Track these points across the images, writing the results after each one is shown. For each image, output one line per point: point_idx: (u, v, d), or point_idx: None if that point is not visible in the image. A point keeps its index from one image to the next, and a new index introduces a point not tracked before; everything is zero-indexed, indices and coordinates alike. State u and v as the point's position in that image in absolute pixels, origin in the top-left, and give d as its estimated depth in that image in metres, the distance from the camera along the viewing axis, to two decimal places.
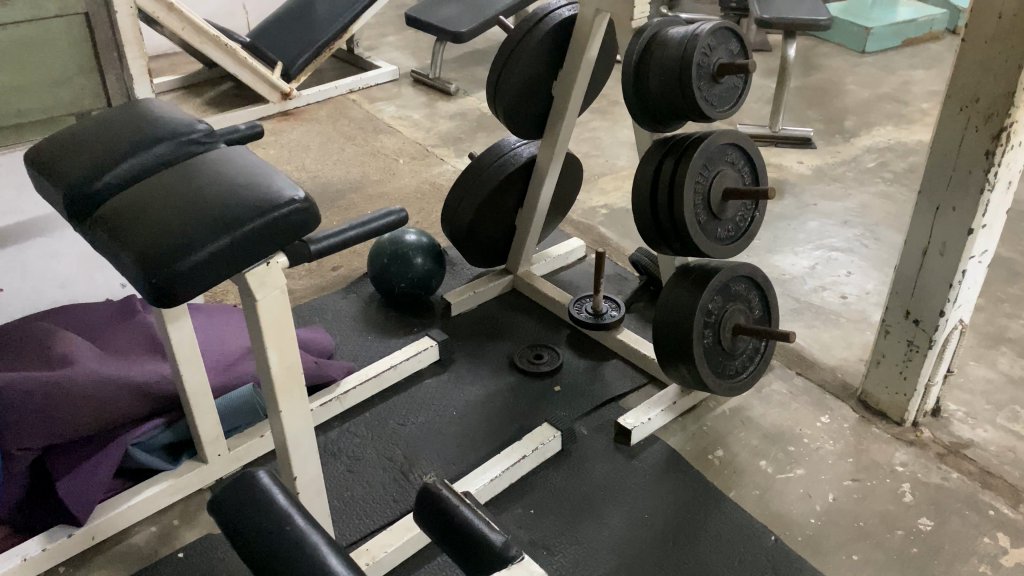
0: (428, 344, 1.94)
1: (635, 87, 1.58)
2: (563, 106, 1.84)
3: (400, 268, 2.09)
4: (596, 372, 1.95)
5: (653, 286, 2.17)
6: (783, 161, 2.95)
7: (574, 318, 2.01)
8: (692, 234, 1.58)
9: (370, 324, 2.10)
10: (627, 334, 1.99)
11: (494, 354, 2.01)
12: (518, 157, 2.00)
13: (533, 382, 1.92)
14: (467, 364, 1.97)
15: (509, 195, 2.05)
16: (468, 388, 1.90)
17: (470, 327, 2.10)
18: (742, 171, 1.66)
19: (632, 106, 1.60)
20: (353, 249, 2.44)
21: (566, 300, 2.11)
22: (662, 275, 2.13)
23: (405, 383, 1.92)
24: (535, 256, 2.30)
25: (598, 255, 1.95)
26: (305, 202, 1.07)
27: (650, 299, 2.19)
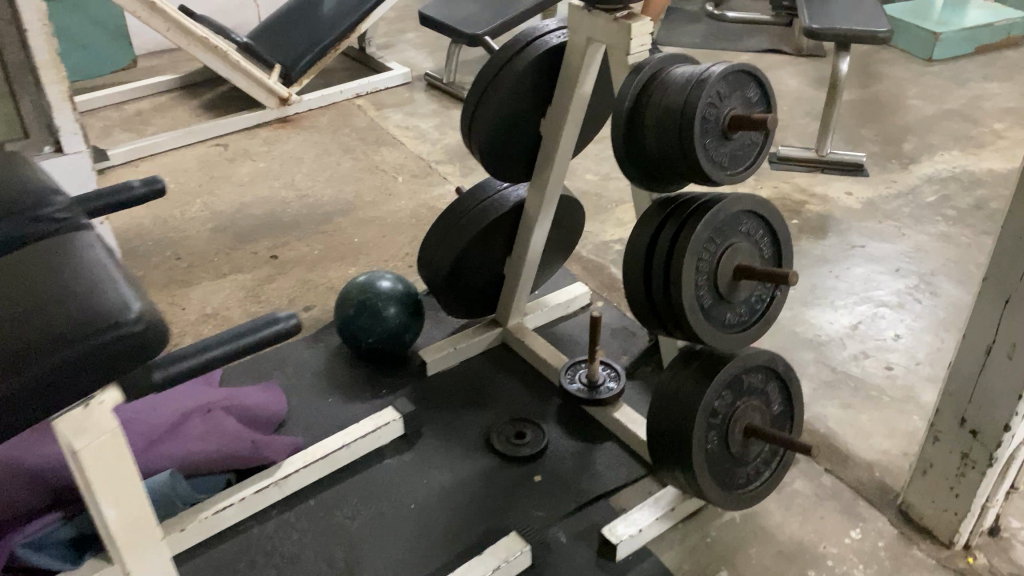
0: (391, 418, 1.67)
1: (627, 138, 1.28)
2: (553, 147, 1.55)
3: (368, 322, 1.83)
4: (586, 457, 1.65)
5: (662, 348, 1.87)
6: (828, 191, 2.60)
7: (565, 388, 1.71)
8: (694, 324, 1.28)
9: (334, 383, 1.85)
10: (625, 412, 1.70)
11: (470, 428, 1.72)
12: (504, 202, 1.71)
13: (510, 469, 1.63)
14: (436, 441, 1.70)
15: (494, 244, 1.76)
16: (432, 474, 1.62)
17: (446, 390, 1.82)
18: (762, 243, 1.34)
19: (622, 160, 1.30)
20: (331, 286, 2.19)
21: (560, 363, 1.82)
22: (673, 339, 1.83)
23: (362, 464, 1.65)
24: (531, 305, 2.01)
25: (593, 319, 1.65)
26: (150, 320, 0.83)
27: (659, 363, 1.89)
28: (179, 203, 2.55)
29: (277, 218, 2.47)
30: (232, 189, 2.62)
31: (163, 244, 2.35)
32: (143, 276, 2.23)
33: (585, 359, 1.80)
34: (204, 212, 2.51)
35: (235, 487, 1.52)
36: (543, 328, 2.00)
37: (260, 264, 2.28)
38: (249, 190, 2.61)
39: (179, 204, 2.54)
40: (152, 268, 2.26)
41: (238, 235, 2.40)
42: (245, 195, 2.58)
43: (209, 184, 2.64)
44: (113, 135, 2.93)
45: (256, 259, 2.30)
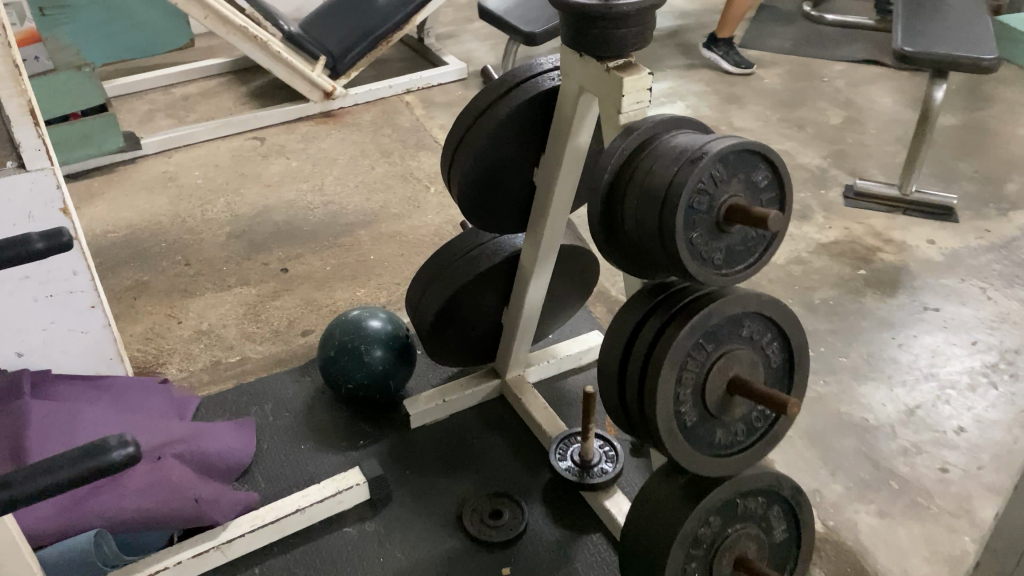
0: (356, 481, 1.51)
1: (605, 212, 1.06)
2: (546, 202, 1.34)
3: (351, 364, 1.67)
4: (564, 551, 1.45)
5: None
6: (907, 238, 2.28)
7: (553, 467, 1.52)
8: (669, 444, 1.06)
9: (311, 427, 1.70)
10: (617, 500, 1.49)
11: (444, 498, 1.55)
12: (499, 251, 1.52)
13: (477, 554, 1.45)
14: (404, 511, 1.53)
15: (487, 295, 1.57)
16: (391, 550, 1.46)
17: (426, 449, 1.65)
18: (768, 350, 1.11)
19: (598, 238, 1.09)
20: (334, 309, 2.04)
21: (554, 432, 1.62)
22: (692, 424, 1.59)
23: (319, 531, 1.50)
24: (537, 355, 1.81)
25: (586, 396, 1.44)
26: None
27: None
28: (202, 201, 2.45)
29: (297, 226, 2.34)
30: (258, 189, 2.50)
31: (176, 248, 2.26)
32: (148, 281, 2.14)
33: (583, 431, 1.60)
34: (225, 213, 2.40)
35: (173, 548, 1.39)
36: (549, 383, 1.80)
37: (268, 278, 2.15)
38: (275, 192, 2.49)
39: (201, 203, 2.44)
40: (159, 274, 2.17)
41: (252, 243, 2.28)
42: (270, 198, 2.46)
43: (236, 182, 2.53)
44: (155, 121, 2.87)
45: (264, 272, 2.17)
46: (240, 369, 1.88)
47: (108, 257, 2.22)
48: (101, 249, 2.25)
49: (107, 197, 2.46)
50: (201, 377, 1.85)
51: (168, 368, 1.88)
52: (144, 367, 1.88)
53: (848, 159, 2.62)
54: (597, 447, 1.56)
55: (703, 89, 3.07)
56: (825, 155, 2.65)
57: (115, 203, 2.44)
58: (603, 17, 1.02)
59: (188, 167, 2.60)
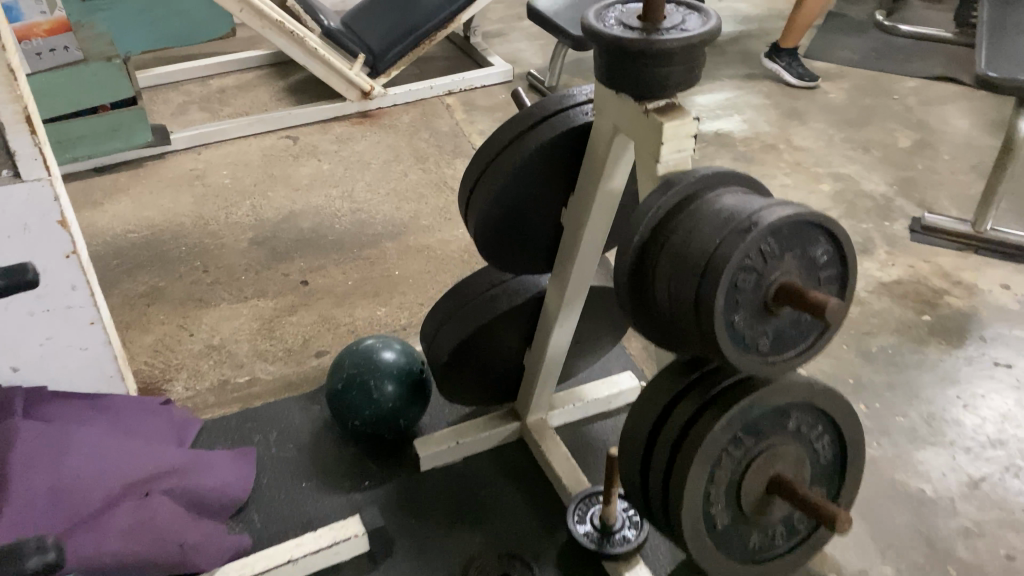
0: (354, 532, 1.39)
1: (635, 277, 0.92)
2: (574, 246, 1.20)
3: (359, 400, 1.54)
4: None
5: None
6: (979, 280, 2.08)
7: (572, 532, 1.39)
8: (695, 549, 0.91)
9: (315, 462, 1.59)
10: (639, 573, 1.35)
11: (449, 555, 1.42)
12: (522, 290, 1.38)
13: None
14: (404, 566, 1.41)
15: (508, 336, 1.44)
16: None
17: (434, 495, 1.53)
18: (817, 444, 0.96)
19: (625, 304, 0.94)
20: (352, 329, 1.93)
21: (574, 487, 1.48)
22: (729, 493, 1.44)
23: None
24: (562, 395, 1.67)
25: (609, 459, 1.30)
26: None
27: None
28: (227, 203, 2.35)
29: (322, 234, 2.23)
30: (286, 192, 2.40)
31: (195, 252, 2.17)
32: (163, 288, 2.05)
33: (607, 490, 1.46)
34: (249, 217, 2.30)
35: None
36: (575, 428, 1.66)
37: (287, 291, 2.05)
38: (302, 196, 2.39)
39: (227, 204, 2.35)
40: (175, 280, 2.08)
41: (274, 251, 2.17)
42: (297, 202, 2.36)
43: (264, 184, 2.43)
44: (188, 114, 2.78)
45: (283, 284, 2.07)
46: (247, 391, 1.77)
47: (126, 259, 2.14)
48: (120, 250, 2.17)
49: (131, 194, 2.39)
50: (206, 398, 1.75)
51: (174, 385, 1.79)
52: (149, 383, 1.79)
53: (917, 187, 2.42)
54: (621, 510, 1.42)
55: (762, 102, 2.88)
56: (891, 182, 2.45)
57: (139, 201, 2.36)
58: (643, 54, 0.87)
59: (217, 165, 2.51)
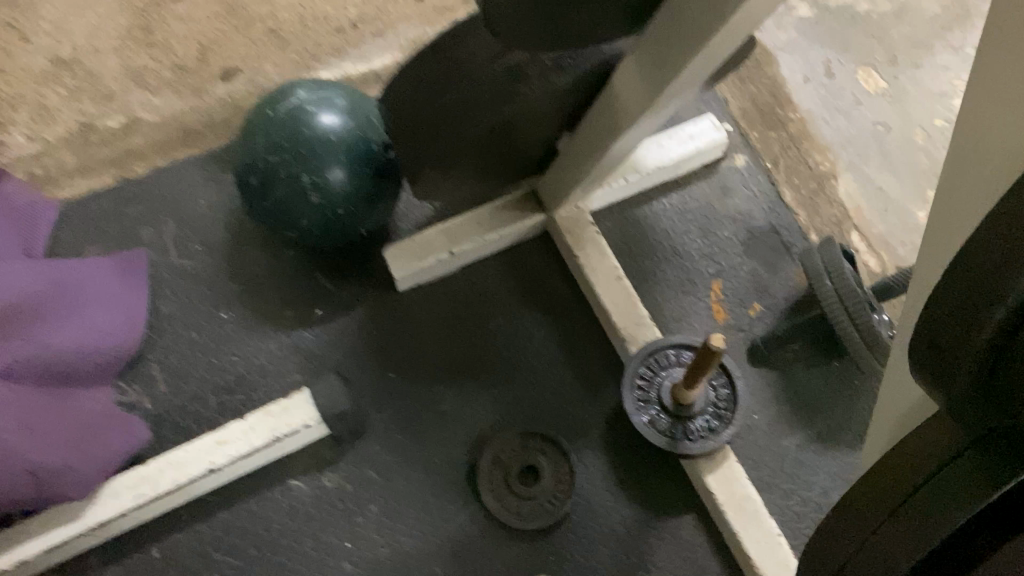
0: (299, 427, 0.92)
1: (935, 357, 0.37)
2: (717, 18, 0.56)
3: (292, 206, 0.95)
4: (638, 556, 0.92)
5: (825, 343, 1.02)
6: None
7: (640, 421, 0.91)
8: None
9: (238, 278, 1.06)
10: (734, 482, 0.90)
11: (452, 439, 0.97)
12: (564, 58, 0.74)
13: (505, 553, 0.92)
14: (387, 459, 0.96)
15: (534, 124, 0.80)
16: (372, 537, 0.93)
17: (425, 333, 1.02)
18: None
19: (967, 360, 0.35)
20: (274, 26, 1.23)
21: (637, 332, 0.96)
22: (884, 369, 0.93)
23: (247, 489, 0.95)
24: (624, 167, 1.05)
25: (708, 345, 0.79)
26: None
27: (818, 351, 1.01)
28: None
29: None
30: None
31: None
32: None
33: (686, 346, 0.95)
34: None
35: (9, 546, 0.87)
36: (628, 219, 1.08)
37: None
38: None
39: None
40: None
41: None
42: None
43: None
44: None
45: None
46: (123, 146, 1.13)
47: None
48: None
49: None
50: (61, 159, 1.12)
51: (9, 132, 1.13)
52: None
53: None
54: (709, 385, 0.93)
55: None
56: None
57: None
58: None
59: None
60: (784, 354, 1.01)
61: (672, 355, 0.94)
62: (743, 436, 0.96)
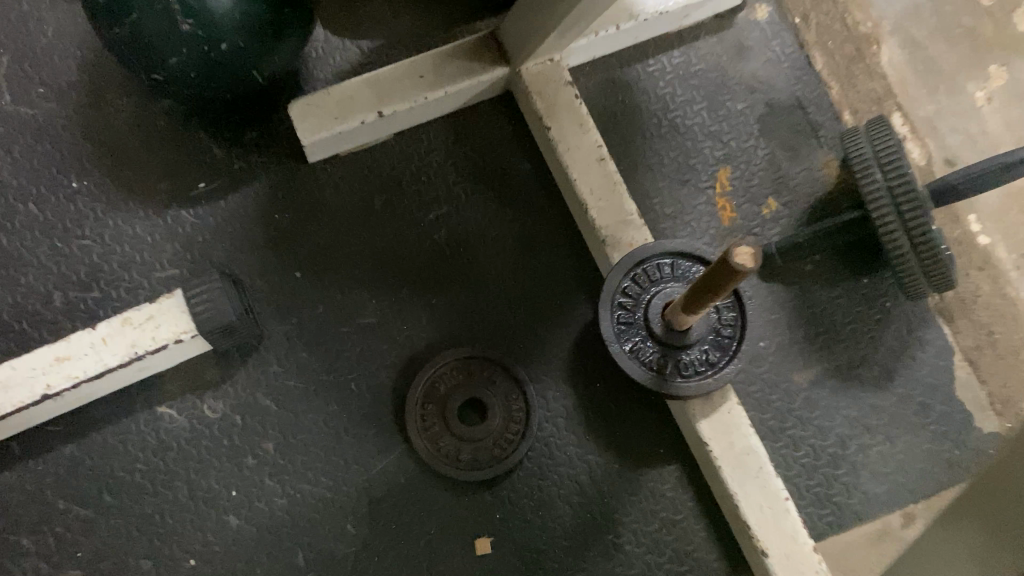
0: (166, 343, 0.69)
1: None
2: None
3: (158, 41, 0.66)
4: (609, 516, 0.72)
5: (853, 255, 0.80)
6: None
7: (619, 351, 0.69)
8: None
9: (93, 135, 0.79)
10: (735, 430, 0.70)
11: (375, 360, 0.75)
12: None
13: (437, 507, 0.71)
14: (288, 384, 0.74)
15: None
16: (266, 484, 0.71)
17: (345, 221, 0.78)
18: None
19: None
20: None
21: (623, 234, 0.73)
22: (933, 294, 0.72)
23: (100, 416, 0.72)
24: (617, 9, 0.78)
25: (730, 258, 0.55)
26: None
27: (843, 265, 0.80)
28: None
29: None
30: None
31: None
32: None
33: (685, 256, 0.72)
34: None
35: None
36: (614, 80, 0.82)
37: None
38: None
39: None
40: None
41: None
42: None
43: None
44: None
45: None
46: None
47: None
48: None
49: None
50: None
51: None
52: None
53: None
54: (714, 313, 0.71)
55: None
56: None
57: None
58: None
59: None
60: (801, 265, 0.79)
61: (665, 266, 0.72)
62: (745, 371, 0.76)
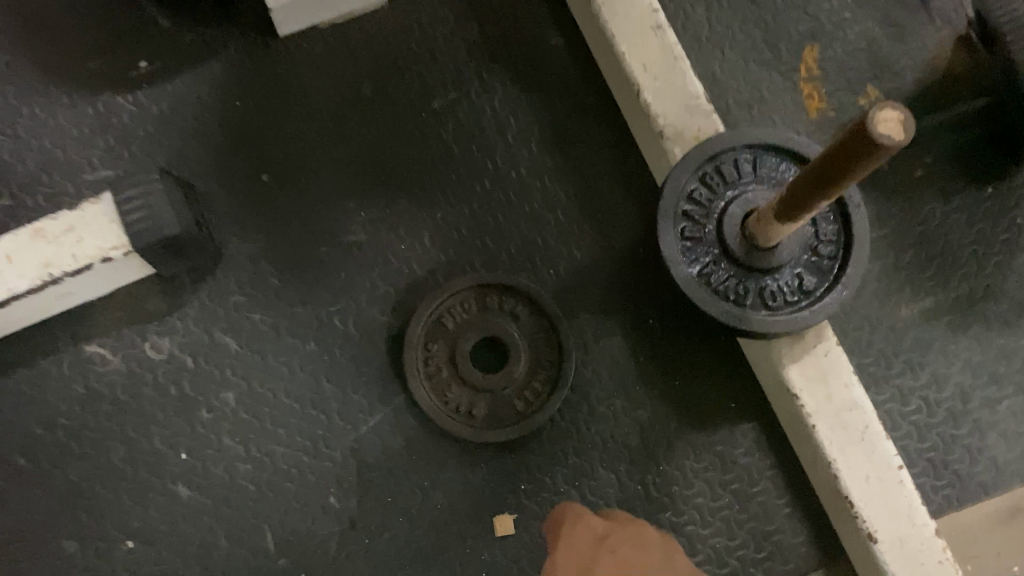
0: (90, 263, 0.52)
1: None
2: None
3: None
4: (665, 489, 0.56)
5: (975, 155, 0.62)
6: None
7: (682, 274, 0.53)
8: None
9: None
10: (833, 379, 0.53)
11: (362, 289, 0.58)
12: None
13: (444, 477, 0.55)
14: (250, 319, 0.57)
15: None
16: (223, 445, 0.55)
17: (325, 111, 0.61)
18: None
19: None
20: None
21: (685, 127, 0.56)
22: None
23: (13, 359, 0.56)
24: None
25: (867, 127, 0.37)
26: None
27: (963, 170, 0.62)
28: None
29: None
30: None
31: None
32: None
33: (769, 152, 0.55)
34: None
35: None
36: None
37: None
38: None
39: None
40: None
41: None
42: None
43: None
44: None
45: None
46: None
47: None
48: None
49: None
50: None
51: None
52: None
53: None
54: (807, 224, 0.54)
55: None
56: None
57: None
58: None
59: None
60: (910, 170, 0.61)
61: (744, 164, 0.54)
62: (845, 306, 0.59)
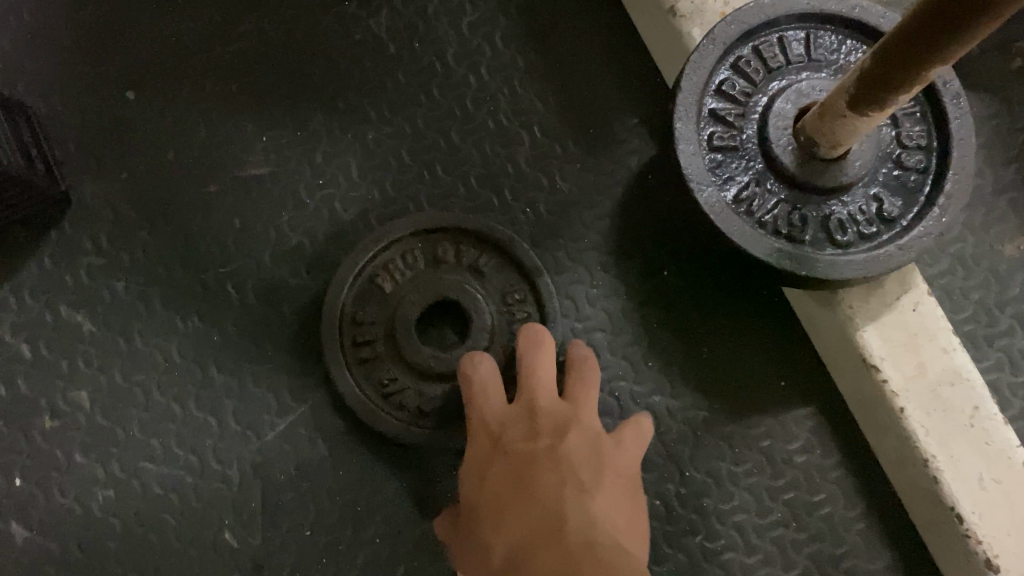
0: None
1: None
2: None
3: None
4: (692, 503, 0.40)
5: None
6: None
7: (711, 200, 0.37)
8: None
9: None
10: (926, 343, 0.38)
11: (266, 243, 0.42)
12: None
13: (384, 497, 0.40)
14: (111, 288, 0.41)
15: None
16: (75, 465, 0.40)
17: (214, 2, 0.44)
18: None
19: None
20: None
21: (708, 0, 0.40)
22: None
23: None
24: None
25: None
26: None
27: None
28: None
29: None
30: None
31: None
32: None
33: (829, 27, 0.39)
34: None
35: None
36: None
37: None
38: None
39: None
40: None
41: None
42: None
43: None
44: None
45: None
46: None
47: None
48: None
49: None
50: None
51: None
52: None
53: None
54: (885, 126, 0.38)
55: None
56: None
57: None
58: None
59: None
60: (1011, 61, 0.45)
61: (794, 43, 0.38)
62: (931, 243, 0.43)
